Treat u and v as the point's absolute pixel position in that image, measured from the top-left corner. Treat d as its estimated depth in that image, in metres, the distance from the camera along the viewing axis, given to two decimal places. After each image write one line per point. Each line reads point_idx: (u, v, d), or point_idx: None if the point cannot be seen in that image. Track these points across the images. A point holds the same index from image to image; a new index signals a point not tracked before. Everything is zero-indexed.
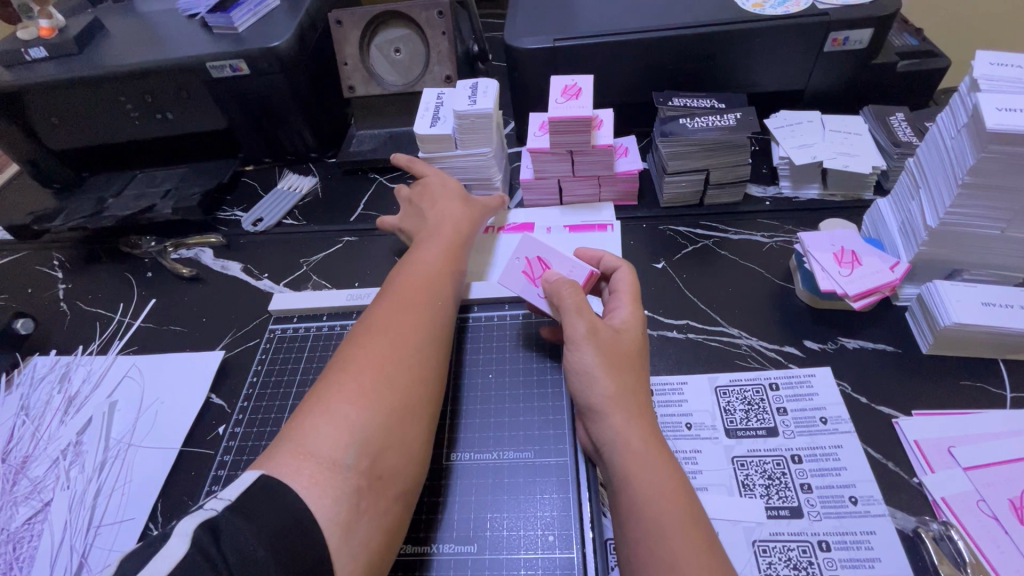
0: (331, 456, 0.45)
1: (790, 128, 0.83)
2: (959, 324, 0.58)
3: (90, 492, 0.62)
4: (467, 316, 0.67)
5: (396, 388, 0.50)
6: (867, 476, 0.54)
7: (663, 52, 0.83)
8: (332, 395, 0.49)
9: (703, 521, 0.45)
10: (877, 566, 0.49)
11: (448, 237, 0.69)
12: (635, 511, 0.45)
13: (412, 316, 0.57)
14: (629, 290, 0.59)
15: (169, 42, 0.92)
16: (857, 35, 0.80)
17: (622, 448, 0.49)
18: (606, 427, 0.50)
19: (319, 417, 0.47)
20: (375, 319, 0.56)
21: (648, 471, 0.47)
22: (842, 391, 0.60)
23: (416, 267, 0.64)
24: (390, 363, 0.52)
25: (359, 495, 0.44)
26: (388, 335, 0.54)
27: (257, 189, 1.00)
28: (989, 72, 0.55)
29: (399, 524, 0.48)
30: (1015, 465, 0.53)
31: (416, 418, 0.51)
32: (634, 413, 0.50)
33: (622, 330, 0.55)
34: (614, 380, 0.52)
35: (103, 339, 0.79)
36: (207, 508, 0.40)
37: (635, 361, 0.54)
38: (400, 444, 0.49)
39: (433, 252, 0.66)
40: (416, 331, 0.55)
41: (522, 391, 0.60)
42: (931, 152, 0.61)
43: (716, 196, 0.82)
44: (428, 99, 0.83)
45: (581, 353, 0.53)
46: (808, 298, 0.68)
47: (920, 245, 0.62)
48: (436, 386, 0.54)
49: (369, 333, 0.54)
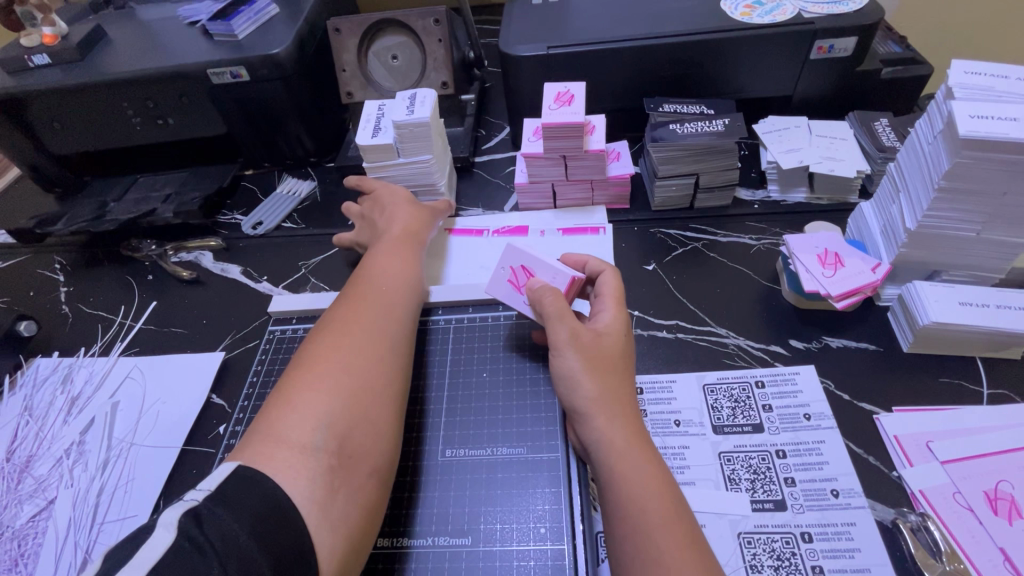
0: (302, 440, 0.47)
1: (778, 134, 0.85)
2: (937, 323, 0.60)
3: (93, 491, 0.64)
4: (430, 319, 0.69)
5: (360, 375, 0.54)
6: (848, 470, 0.56)
7: (653, 59, 0.86)
8: (299, 387, 0.52)
9: (684, 512, 0.47)
10: (857, 556, 0.51)
11: (402, 237, 0.73)
12: (619, 504, 0.47)
13: (371, 312, 0.60)
14: (612, 293, 0.61)
15: (171, 49, 0.94)
16: (841, 43, 0.83)
17: (607, 446, 0.50)
18: (592, 428, 0.52)
19: (287, 407, 0.50)
20: (337, 316, 0.60)
21: (631, 466, 0.49)
22: (825, 389, 0.62)
23: (373, 268, 0.67)
24: (353, 353, 0.55)
25: (332, 473, 0.47)
26: (347, 330, 0.57)
27: (256, 193, 1.02)
28: (963, 81, 0.57)
29: (379, 504, 0.50)
30: (990, 458, 0.55)
31: (383, 400, 0.53)
32: (602, 402, 0.53)
33: (605, 333, 0.57)
34: (596, 383, 0.54)
35: (104, 341, 0.80)
36: (188, 498, 0.42)
37: (613, 358, 0.56)
38: (369, 425, 0.51)
39: (391, 255, 0.69)
40: (375, 323, 0.59)
41: (513, 389, 0.62)
42: (910, 157, 0.63)
43: (706, 200, 0.84)
44: (370, 111, 0.85)
45: (564, 359, 0.56)
46: (794, 298, 0.70)
47: (900, 247, 0.64)
48: (399, 371, 0.57)
49: (330, 330, 0.58)
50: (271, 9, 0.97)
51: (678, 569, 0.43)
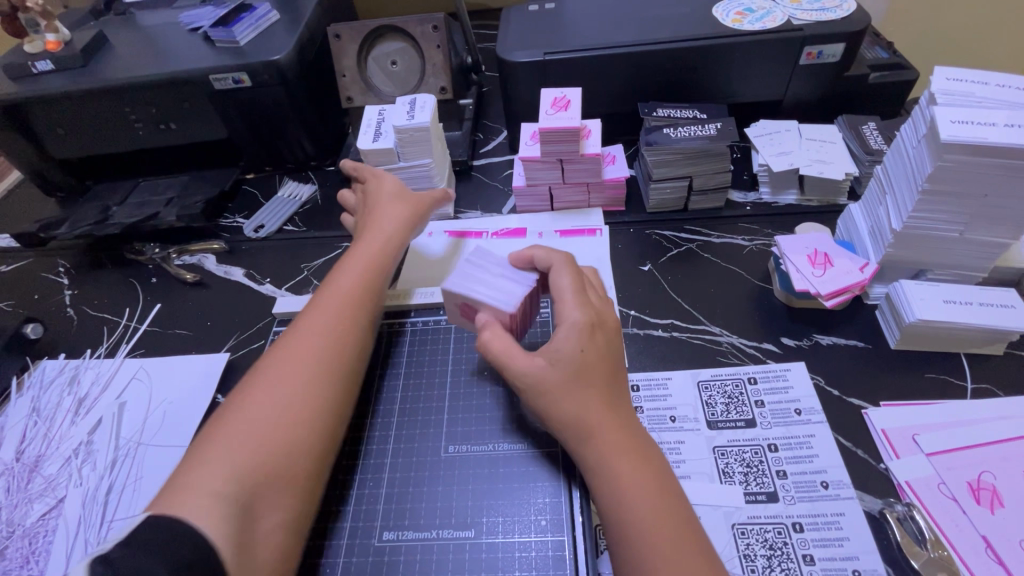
0: (214, 486, 0.48)
1: (769, 137, 0.87)
2: (922, 320, 0.63)
3: (102, 489, 0.65)
4: (403, 321, 0.71)
5: (288, 417, 0.53)
6: (838, 462, 0.58)
7: (648, 65, 0.88)
8: (229, 428, 0.52)
9: (692, 523, 0.49)
10: (846, 545, 0.53)
11: (368, 245, 0.71)
12: (616, 513, 0.49)
13: (317, 342, 0.59)
14: (566, 298, 0.58)
15: (173, 55, 0.95)
16: (830, 49, 0.85)
17: (601, 467, 0.51)
18: (586, 451, 0.52)
19: (214, 448, 0.50)
20: (285, 345, 0.59)
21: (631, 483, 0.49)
22: (815, 384, 0.64)
23: (334, 285, 0.66)
24: (288, 394, 0.55)
25: (238, 526, 0.46)
26: (288, 366, 0.57)
27: (257, 196, 1.03)
28: (945, 87, 0.59)
29: (292, 552, 0.50)
30: (973, 450, 0.57)
31: (305, 440, 0.53)
32: (592, 427, 0.52)
33: (560, 361, 0.54)
34: (572, 412, 0.53)
35: (110, 343, 0.82)
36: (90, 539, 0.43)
37: (593, 375, 0.54)
38: (287, 468, 0.51)
39: (348, 271, 0.68)
40: (316, 358, 0.58)
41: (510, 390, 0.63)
42: (896, 160, 0.65)
43: (699, 202, 0.86)
44: (370, 115, 0.87)
45: (534, 401, 0.55)
46: (785, 297, 0.72)
47: (887, 247, 0.67)
48: (335, 412, 0.57)
49: (274, 363, 0.58)
50: (272, 15, 0.99)
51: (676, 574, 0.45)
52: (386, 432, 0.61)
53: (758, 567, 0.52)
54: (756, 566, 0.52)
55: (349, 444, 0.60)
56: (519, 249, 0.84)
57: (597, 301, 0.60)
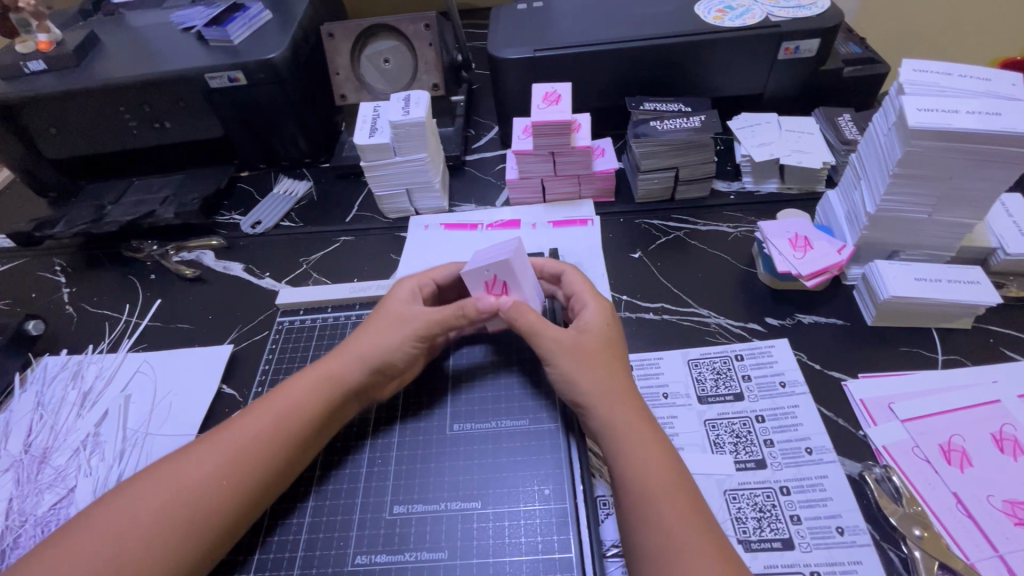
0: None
1: (751, 129, 0.91)
2: (895, 297, 0.67)
3: (112, 478, 0.66)
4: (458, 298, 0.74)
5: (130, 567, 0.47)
6: (821, 429, 0.62)
7: (634, 60, 0.91)
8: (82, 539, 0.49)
9: (692, 486, 0.51)
10: (830, 504, 0.56)
11: (340, 353, 0.61)
12: (628, 475, 0.51)
13: (199, 480, 0.52)
14: (585, 288, 0.64)
15: (167, 54, 0.96)
16: (806, 44, 0.89)
17: (613, 430, 0.54)
18: (597, 417, 0.55)
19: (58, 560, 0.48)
20: (183, 457, 0.53)
21: (635, 449, 0.52)
22: (798, 359, 0.68)
23: (262, 406, 0.57)
24: (139, 536, 0.49)
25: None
26: (164, 495, 0.51)
27: (253, 193, 1.04)
28: (912, 78, 0.63)
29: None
30: (943, 416, 0.61)
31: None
32: (611, 394, 0.55)
33: (585, 330, 0.59)
34: (593, 376, 0.56)
35: (112, 338, 0.83)
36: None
37: (603, 347, 0.59)
38: None
39: (305, 381, 0.59)
40: (183, 506, 0.50)
41: (506, 373, 0.65)
42: (869, 147, 0.69)
43: (686, 192, 0.89)
44: (365, 111, 0.88)
45: (556, 364, 0.58)
46: (768, 280, 0.76)
47: (862, 229, 0.71)
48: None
49: (158, 479, 0.52)
50: (265, 15, 1.00)
51: (681, 533, 0.47)
52: (392, 414, 0.63)
53: (748, 529, 0.56)
54: (747, 528, 0.56)
55: (358, 426, 0.62)
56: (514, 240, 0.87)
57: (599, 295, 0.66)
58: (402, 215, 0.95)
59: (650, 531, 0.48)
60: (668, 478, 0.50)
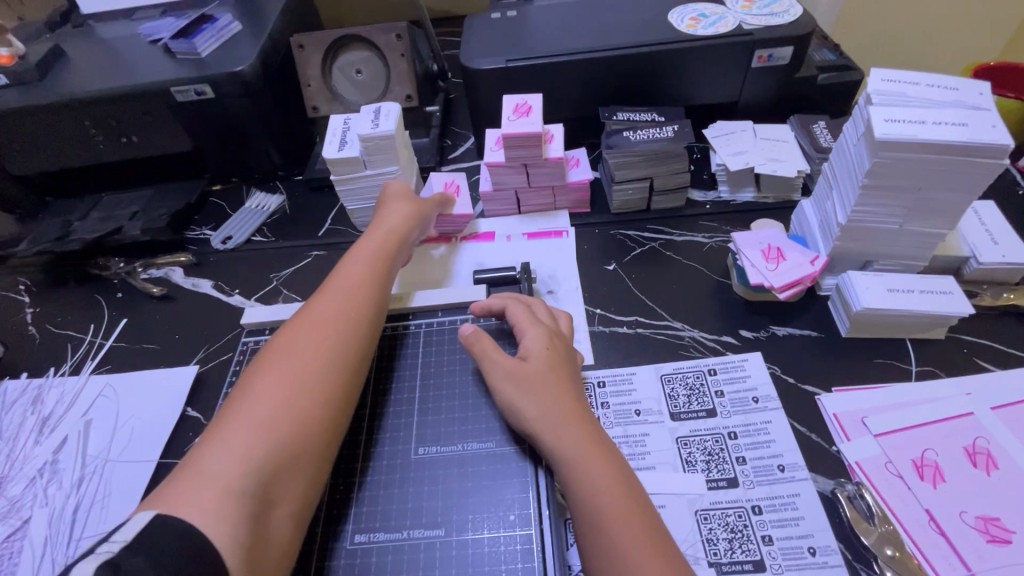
0: (229, 481, 0.47)
1: (725, 138, 0.90)
2: (868, 309, 0.66)
3: (69, 508, 0.65)
4: (406, 324, 0.71)
5: (296, 420, 0.53)
6: (793, 446, 0.61)
7: (607, 70, 0.90)
8: (232, 421, 0.52)
9: (647, 510, 0.50)
10: (802, 524, 0.55)
11: (372, 247, 0.72)
12: (582, 501, 0.50)
13: (317, 355, 0.58)
14: (523, 319, 0.63)
15: (134, 67, 0.94)
16: (779, 52, 0.89)
17: (562, 456, 0.52)
18: (546, 444, 0.54)
19: (219, 442, 0.50)
20: (280, 345, 0.59)
21: (586, 474, 0.51)
22: (771, 373, 0.67)
23: (328, 297, 0.64)
24: (287, 410, 0.53)
25: (254, 516, 0.47)
26: (288, 375, 0.56)
27: (225, 207, 1.03)
28: (880, 87, 0.63)
29: (294, 537, 0.51)
30: (917, 429, 0.60)
31: (311, 445, 0.53)
32: (559, 417, 0.54)
33: (527, 358, 0.59)
34: (538, 403, 0.55)
35: (74, 360, 0.80)
36: (98, 552, 0.40)
37: (547, 371, 0.58)
38: (292, 471, 0.52)
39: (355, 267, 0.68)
40: (313, 376, 0.56)
41: (468, 394, 0.63)
42: (840, 157, 0.69)
43: (661, 202, 0.88)
44: (336, 124, 0.87)
45: (502, 391, 0.58)
46: (743, 291, 0.75)
47: (835, 240, 0.70)
48: (333, 421, 0.56)
49: (272, 363, 0.57)
50: (234, 26, 0.99)
51: (635, 557, 0.46)
52: (357, 437, 0.61)
53: (719, 550, 0.55)
54: (718, 549, 0.55)
55: None
56: (488, 252, 0.86)
57: (547, 316, 0.66)
58: None
59: (605, 559, 0.47)
60: (618, 499, 0.50)
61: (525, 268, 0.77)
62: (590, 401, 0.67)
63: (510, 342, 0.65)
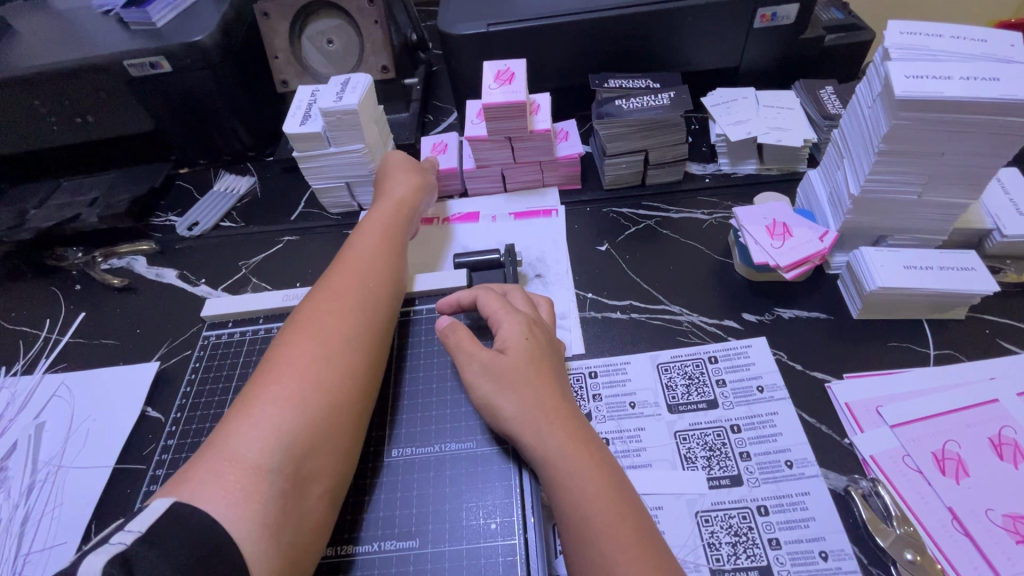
0: (258, 460, 0.44)
1: (726, 106, 0.83)
2: (883, 288, 0.60)
3: (17, 520, 0.60)
4: (410, 310, 0.66)
5: (324, 394, 0.49)
6: (802, 440, 0.56)
7: (597, 34, 0.83)
8: (257, 396, 0.48)
9: (644, 519, 0.45)
10: (812, 526, 0.51)
11: (384, 221, 0.68)
12: (566, 510, 0.45)
13: (345, 326, 0.54)
14: (497, 306, 0.58)
15: (85, 39, 0.87)
16: (784, 10, 0.82)
17: (544, 459, 0.47)
18: (527, 446, 0.49)
19: (242, 419, 0.46)
20: (300, 319, 0.55)
21: (573, 479, 0.46)
22: (777, 360, 0.62)
23: (345, 270, 0.60)
24: (318, 381, 0.49)
25: (285, 497, 0.43)
26: (314, 345, 0.52)
27: (192, 192, 0.96)
28: (899, 41, 0.56)
29: (327, 518, 0.47)
30: (938, 419, 0.55)
31: (344, 419, 0.50)
32: (546, 414, 0.49)
33: (505, 350, 0.53)
34: (523, 400, 0.50)
35: (28, 358, 0.75)
36: (113, 542, 0.37)
37: (526, 363, 0.52)
38: (326, 446, 0.48)
39: (371, 241, 0.65)
40: (341, 346, 0.52)
41: (446, 391, 0.58)
42: (852, 122, 0.62)
43: (657, 176, 0.82)
44: (302, 97, 0.80)
45: (477, 387, 0.53)
46: (745, 271, 0.70)
47: (845, 213, 0.64)
48: (364, 394, 0.52)
49: (294, 336, 0.53)
50: None
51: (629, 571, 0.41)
52: None
53: (722, 556, 0.50)
54: (721, 555, 0.50)
55: None
56: (470, 234, 0.80)
57: (524, 303, 0.60)
58: (345, 209, 0.88)
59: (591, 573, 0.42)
60: (608, 503, 0.45)
61: (509, 250, 0.71)
62: (581, 394, 0.61)
63: (489, 335, 0.60)
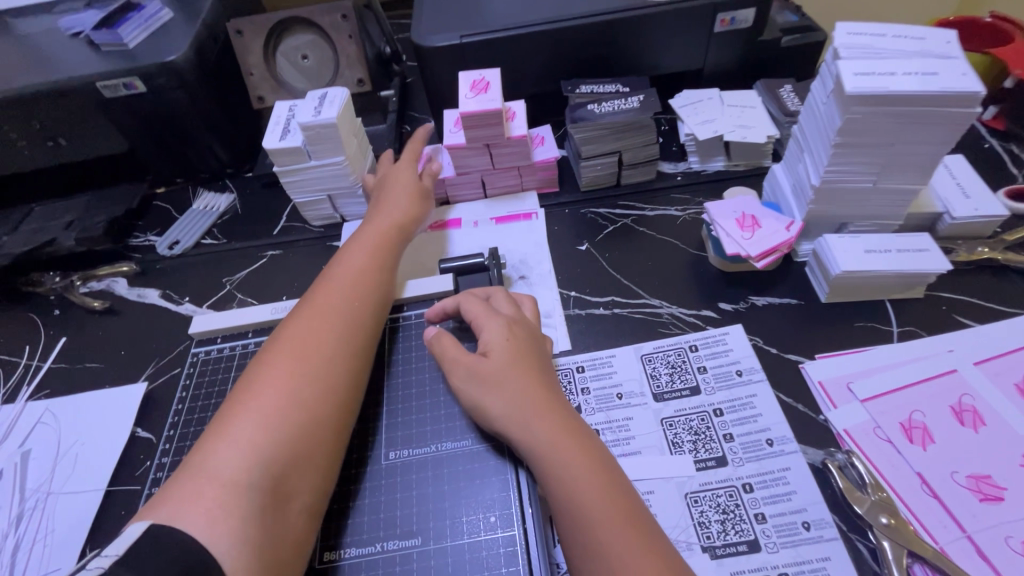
0: (236, 476, 0.45)
1: (693, 106, 0.87)
2: (847, 272, 0.64)
3: (7, 549, 0.59)
4: (398, 316, 0.67)
5: (302, 411, 0.50)
6: (780, 418, 0.59)
7: (567, 42, 0.86)
8: (236, 414, 0.49)
9: (637, 507, 0.47)
10: (794, 499, 0.53)
11: (364, 238, 0.70)
12: (563, 503, 0.47)
13: (324, 343, 0.55)
14: (480, 312, 0.59)
15: (55, 62, 0.86)
16: (742, 14, 0.86)
17: (537, 455, 0.49)
18: (518, 444, 0.50)
19: (221, 437, 0.47)
20: (282, 336, 0.56)
21: (560, 474, 0.47)
22: (753, 345, 0.65)
23: (326, 288, 0.61)
24: (297, 398, 0.50)
25: (265, 512, 0.44)
26: (292, 362, 0.53)
27: (170, 211, 0.96)
28: (847, 41, 0.60)
29: (311, 531, 0.48)
30: (903, 392, 0.59)
31: (324, 434, 0.50)
32: (532, 413, 0.51)
33: (489, 354, 0.55)
34: (509, 400, 0.52)
35: (9, 386, 0.74)
36: (91, 566, 0.38)
37: (511, 366, 0.54)
38: (306, 461, 0.48)
39: (352, 258, 0.66)
40: (320, 363, 0.53)
41: (439, 395, 0.60)
42: (809, 118, 0.66)
43: (631, 176, 0.85)
44: (280, 112, 0.81)
45: (467, 391, 0.54)
46: (719, 263, 0.73)
47: (809, 203, 0.68)
48: (345, 409, 0.53)
49: (274, 354, 0.54)
50: (164, 14, 0.91)
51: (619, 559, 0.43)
52: None
53: (712, 533, 0.52)
54: (711, 532, 0.53)
55: None
56: (454, 240, 0.82)
57: (508, 304, 0.62)
58: (327, 221, 0.89)
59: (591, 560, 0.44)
60: (600, 495, 0.46)
61: (493, 254, 0.72)
62: (570, 388, 0.63)
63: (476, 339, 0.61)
